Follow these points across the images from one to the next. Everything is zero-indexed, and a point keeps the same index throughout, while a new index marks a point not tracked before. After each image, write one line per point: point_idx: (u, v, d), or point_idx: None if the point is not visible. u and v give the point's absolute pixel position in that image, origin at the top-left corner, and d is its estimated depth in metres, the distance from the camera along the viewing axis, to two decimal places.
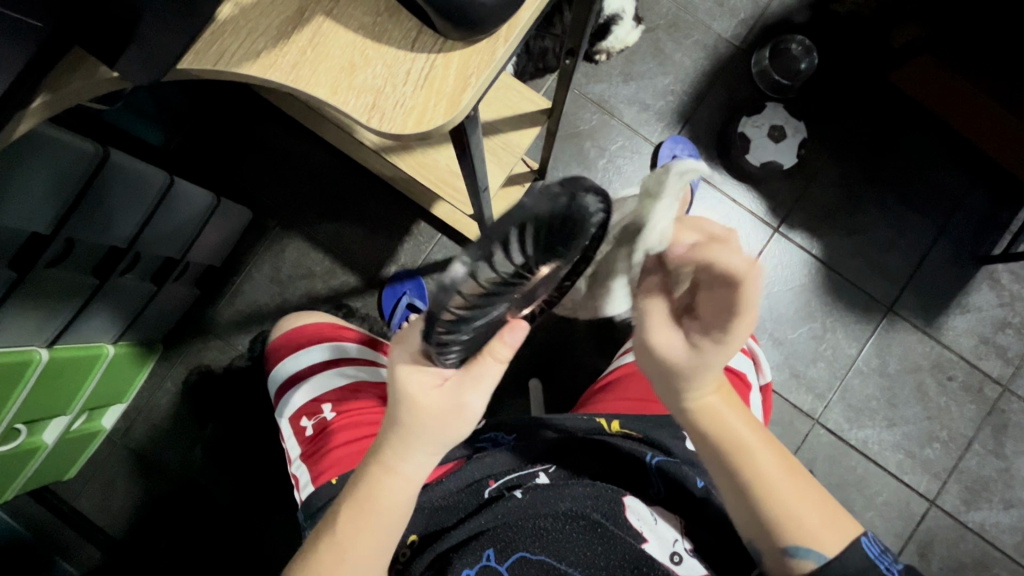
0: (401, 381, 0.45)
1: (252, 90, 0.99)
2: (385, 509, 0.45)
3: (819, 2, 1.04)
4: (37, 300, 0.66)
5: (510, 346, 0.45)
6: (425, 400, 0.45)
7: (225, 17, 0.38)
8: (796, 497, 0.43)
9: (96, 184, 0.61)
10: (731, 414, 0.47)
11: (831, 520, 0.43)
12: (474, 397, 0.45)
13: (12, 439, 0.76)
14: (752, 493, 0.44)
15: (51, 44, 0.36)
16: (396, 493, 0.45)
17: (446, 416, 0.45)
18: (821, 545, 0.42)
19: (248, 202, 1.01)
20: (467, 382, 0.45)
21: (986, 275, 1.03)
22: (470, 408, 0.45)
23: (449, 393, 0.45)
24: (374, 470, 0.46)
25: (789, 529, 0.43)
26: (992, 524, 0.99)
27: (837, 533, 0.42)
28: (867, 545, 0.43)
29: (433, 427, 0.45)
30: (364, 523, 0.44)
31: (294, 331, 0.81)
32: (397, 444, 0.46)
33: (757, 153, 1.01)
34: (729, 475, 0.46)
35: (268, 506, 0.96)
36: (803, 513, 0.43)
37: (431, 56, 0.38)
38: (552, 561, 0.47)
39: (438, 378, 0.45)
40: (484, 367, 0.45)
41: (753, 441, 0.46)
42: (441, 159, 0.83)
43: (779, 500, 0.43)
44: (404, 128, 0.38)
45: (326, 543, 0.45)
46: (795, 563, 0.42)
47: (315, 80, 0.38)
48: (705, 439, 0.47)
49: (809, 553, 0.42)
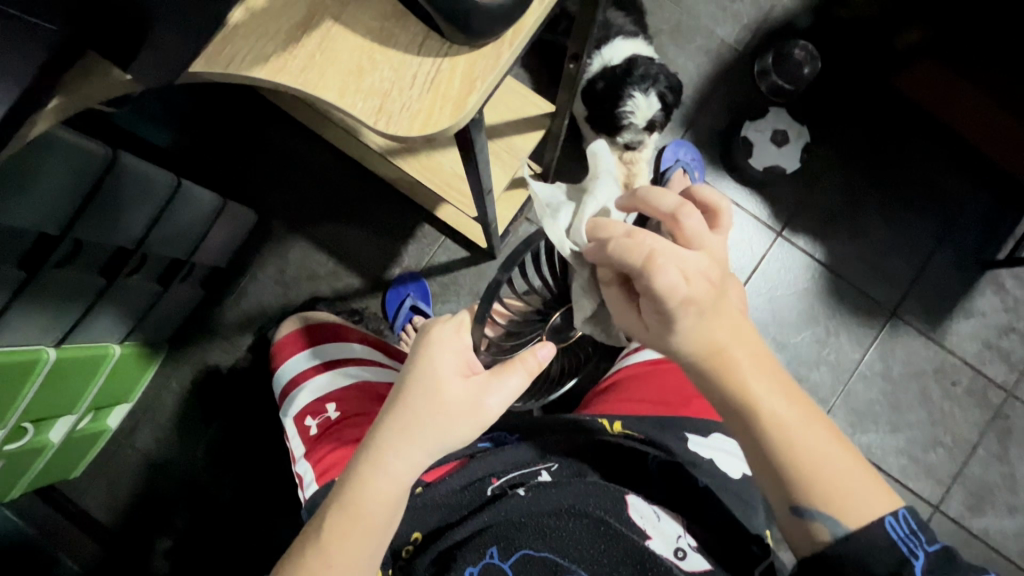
0: (431, 360, 0.47)
1: (258, 93, 1.00)
2: (375, 510, 0.44)
3: (823, 8, 1.04)
4: (45, 301, 0.67)
5: (539, 360, 0.49)
6: (448, 389, 0.46)
7: (236, 22, 0.39)
8: (814, 459, 0.41)
9: (105, 184, 0.62)
10: (751, 360, 0.43)
11: (855, 490, 0.40)
12: (494, 399, 0.47)
13: (20, 437, 0.77)
14: (774, 455, 0.41)
15: (67, 49, 0.36)
16: (385, 494, 0.44)
17: (463, 410, 0.46)
18: (841, 514, 0.40)
19: (254, 204, 1.02)
20: (492, 383, 0.47)
21: (990, 280, 1.03)
22: (488, 408, 0.47)
23: (474, 391, 0.47)
24: (363, 469, 0.45)
25: (805, 494, 0.40)
26: (997, 530, 0.99)
27: (860, 502, 0.40)
28: (894, 526, 0.40)
29: (445, 423, 0.46)
30: (352, 524, 0.43)
31: (303, 329, 0.82)
32: (397, 438, 0.45)
33: (758, 158, 1.00)
34: (744, 434, 0.42)
35: (272, 507, 0.97)
36: (825, 481, 0.40)
37: (438, 60, 0.39)
38: (558, 558, 0.47)
39: (467, 373, 0.48)
40: (512, 374, 0.48)
41: (772, 387, 0.42)
42: (445, 162, 0.83)
43: (790, 459, 0.41)
44: (411, 131, 0.39)
45: (312, 548, 0.43)
46: (812, 529, 0.40)
47: (324, 82, 0.39)
48: (716, 395, 0.43)
49: (825, 520, 0.40)
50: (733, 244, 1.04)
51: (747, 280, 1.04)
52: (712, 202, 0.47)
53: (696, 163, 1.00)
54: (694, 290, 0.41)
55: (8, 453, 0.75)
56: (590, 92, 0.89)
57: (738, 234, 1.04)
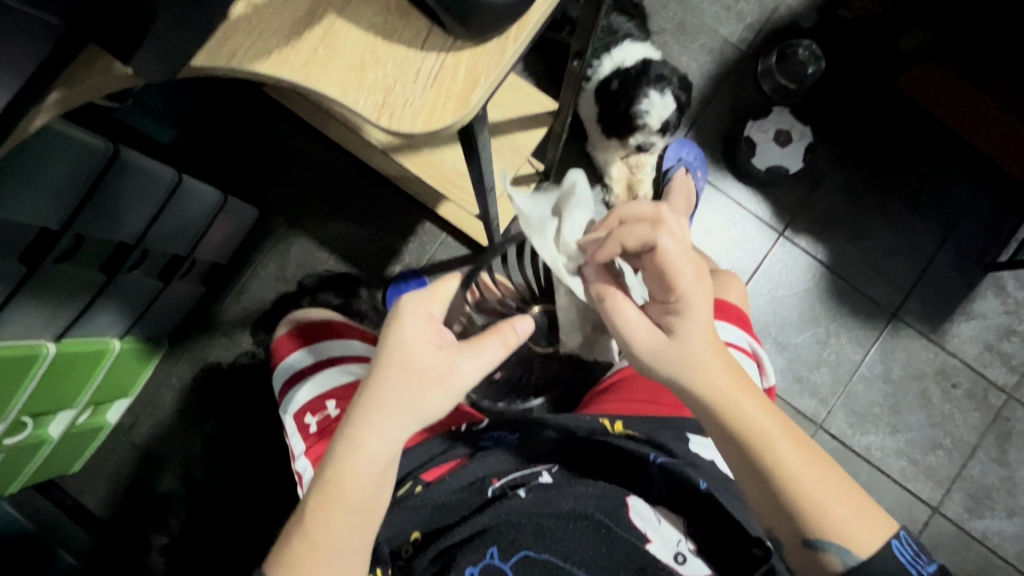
0: (405, 331, 0.47)
1: (260, 89, 1.00)
2: (355, 492, 0.43)
3: (827, 7, 1.04)
4: (44, 296, 0.67)
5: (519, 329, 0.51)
6: (423, 359, 0.47)
7: (238, 16, 0.39)
8: (817, 492, 0.44)
9: (105, 179, 0.62)
10: (751, 404, 0.47)
11: (858, 518, 0.43)
12: (468, 364, 0.48)
13: (18, 432, 0.76)
14: (779, 485, 0.44)
15: (67, 42, 0.36)
16: (363, 471, 0.43)
17: (437, 375, 0.47)
18: (851, 542, 0.42)
19: (254, 200, 1.02)
20: (467, 350, 0.48)
21: (991, 283, 1.03)
22: (463, 375, 0.48)
23: (448, 356, 0.48)
24: (340, 447, 0.44)
25: (813, 523, 0.43)
26: (996, 533, 0.99)
27: (864, 531, 0.43)
28: (899, 549, 0.42)
29: (421, 389, 0.46)
30: (333, 508, 0.42)
31: (303, 326, 0.82)
32: (372, 407, 0.45)
33: (762, 158, 0.99)
34: (751, 469, 0.46)
35: (271, 504, 0.97)
36: (830, 511, 0.43)
37: (441, 55, 0.39)
38: (558, 560, 0.47)
39: (439, 343, 0.48)
40: (488, 342, 0.50)
41: (772, 424, 0.46)
42: (448, 159, 0.83)
43: (797, 493, 0.44)
44: (413, 126, 0.39)
45: (297, 537, 0.42)
46: (822, 557, 0.43)
47: (326, 78, 0.39)
48: (722, 432, 0.47)
49: (835, 549, 0.42)
50: (735, 243, 1.04)
51: (749, 280, 1.04)
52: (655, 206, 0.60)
53: (699, 162, 1.00)
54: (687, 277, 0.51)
55: (7, 447, 0.75)
56: (604, 94, 0.89)
57: (739, 234, 1.04)
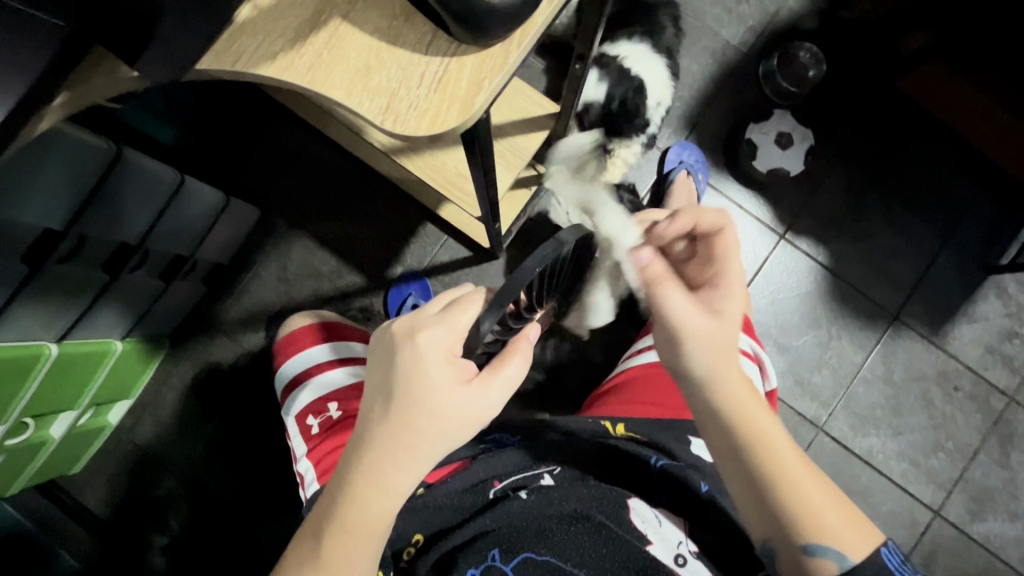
0: (426, 371, 0.44)
1: (262, 90, 1.00)
2: (377, 526, 0.43)
3: (828, 10, 1.04)
4: (45, 296, 0.67)
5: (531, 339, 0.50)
6: (448, 402, 0.44)
7: (244, 19, 0.39)
8: (811, 495, 0.43)
9: (108, 181, 0.62)
10: (754, 405, 0.48)
11: (852, 525, 0.42)
12: (495, 397, 0.47)
13: (21, 433, 0.77)
14: (775, 488, 0.44)
15: (73, 45, 0.36)
16: (385, 508, 0.43)
17: (464, 414, 0.45)
18: (845, 546, 0.41)
19: (256, 201, 1.02)
20: (490, 381, 0.47)
21: (993, 285, 1.03)
22: (490, 408, 0.47)
23: (476, 393, 0.46)
24: (360, 491, 0.43)
25: (807, 527, 0.42)
26: (997, 536, 0.99)
27: (858, 537, 0.42)
28: (889, 556, 0.42)
29: (448, 428, 0.45)
30: (354, 547, 0.43)
31: (303, 328, 0.81)
32: (396, 452, 0.43)
33: (763, 160, 1.00)
34: (750, 468, 0.45)
35: (272, 504, 0.97)
36: (825, 515, 0.43)
37: (446, 59, 0.39)
38: (558, 561, 0.47)
39: (463, 378, 0.46)
40: (511, 369, 0.48)
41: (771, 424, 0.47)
42: (450, 161, 0.83)
43: (788, 496, 0.43)
44: (417, 130, 0.39)
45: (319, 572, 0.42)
46: (816, 563, 0.42)
47: (330, 81, 0.39)
48: (724, 431, 0.47)
49: (832, 554, 0.41)
50: None
51: (750, 282, 1.04)
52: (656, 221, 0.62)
53: (700, 165, 1.00)
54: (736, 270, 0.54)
55: (10, 447, 0.75)
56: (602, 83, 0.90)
57: (741, 236, 1.04)
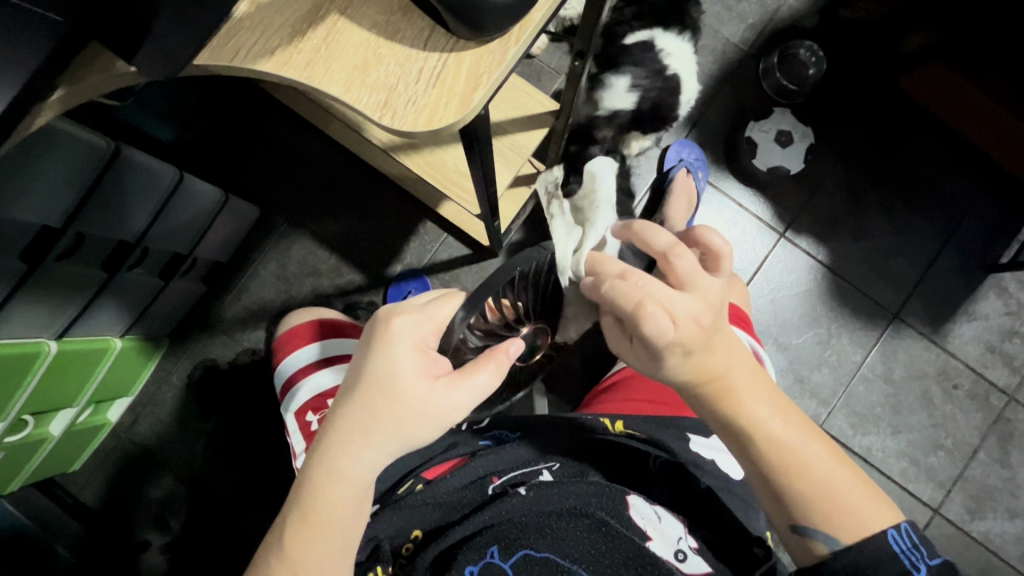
0: (395, 357, 0.45)
1: (261, 88, 1.00)
2: (333, 517, 0.43)
3: (829, 8, 1.04)
4: (44, 294, 0.67)
5: (511, 355, 0.49)
6: (413, 394, 0.45)
7: (241, 14, 0.39)
8: (806, 479, 0.44)
9: (106, 178, 0.62)
10: (746, 384, 0.47)
11: (852, 505, 0.43)
12: (459, 399, 0.46)
13: (20, 430, 0.77)
14: (771, 473, 0.44)
15: (71, 40, 0.36)
16: (342, 497, 0.44)
17: (426, 413, 0.45)
18: (837, 531, 0.42)
19: (256, 199, 1.02)
20: (457, 383, 0.46)
21: (993, 284, 1.03)
22: (453, 410, 0.46)
23: (438, 391, 0.45)
24: (320, 474, 0.44)
25: (805, 510, 0.43)
26: (997, 534, 0.99)
27: (853, 520, 0.42)
28: (895, 539, 0.42)
29: (407, 424, 0.45)
30: (313, 533, 0.42)
31: (303, 324, 0.81)
32: (355, 440, 0.44)
33: (763, 158, 1.00)
34: (745, 454, 0.46)
35: (272, 502, 0.97)
36: (822, 498, 0.43)
37: (444, 55, 0.39)
38: (558, 558, 0.47)
39: (432, 372, 0.46)
40: (478, 376, 0.47)
41: (766, 405, 0.46)
42: (449, 159, 0.83)
43: (785, 480, 0.44)
44: (416, 126, 0.39)
45: (275, 554, 0.42)
46: (809, 543, 0.43)
47: (329, 76, 0.39)
48: (716, 418, 0.47)
49: (824, 537, 0.43)
50: (736, 244, 1.04)
51: (750, 280, 1.04)
52: (715, 248, 0.53)
53: (700, 164, 1.00)
54: (682, 334, 0.45)
55: (9, 445, 0.75)
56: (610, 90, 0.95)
57: (741, 235, 1.04)
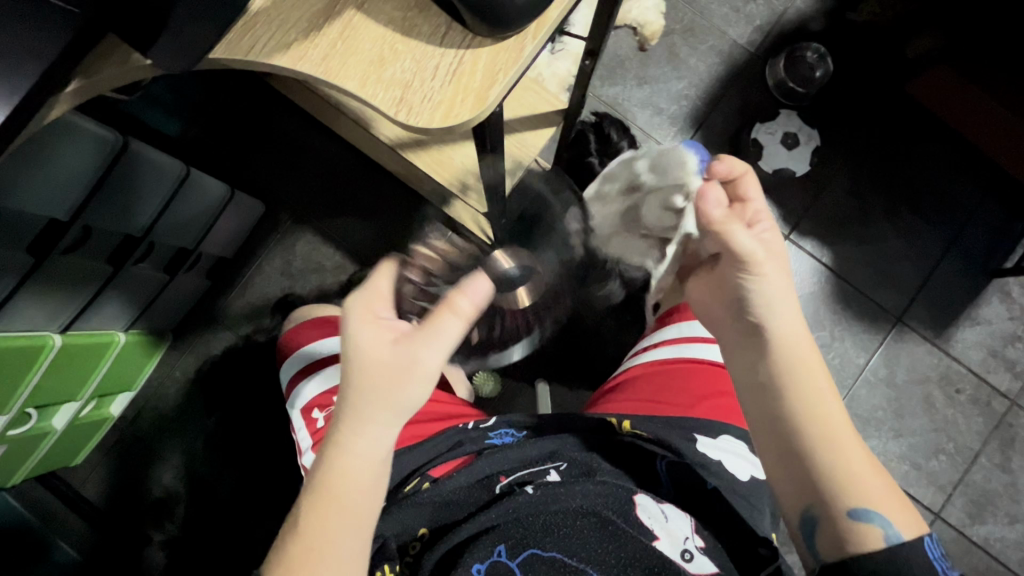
0: (353, 335, 0.46)
1: (267, 83, 0.99)
2: (350, 492, 0.43)
3: (835, 10, 1.04)
4: (50, 288, 0.67)
5: (472, 302, 0.47)
6: (378, 350, 0.45)
7: (257, 8, 0.39)
8: (861, 470, 0.44)
9: (114, 172, 0.62)
10: (823, 377, 0.48)
11: (893, 502, 0.43)
12: (429, 352, 0.46)
13: (23, 423, 0.77)
14: (817, 458, 0.45)
15: (87, 31, 0.36)
16: (361, 474, 0.44)
17: (402, 367, 0.45)
18: (891, 520, 0.42)
19: (261, 195, 1.02)
20: (424, 334, 0.46)
21: (996, 288, 1.03)
22: (426, 361, 0.45)
23: (405, 346, 0.45)
24: (328, 450, 0.44)
25: (849, 497, 0.44)
26: (998, 539, 0.99)
27: (904, 514, 0.43)
28: (930, 546, 0.42)
29: (387, 383, 0.45)
30: (327, 510, 0.43)
31: (311, 320, 0.81)
32: (353, 417, 0.44)
33: (769, 160, 1.02)
34: (791, 440, 0.47)
35: (273, 498, 0.97)
36: (864, 486, 0.44)
37: (460, 52, 0.39)
38: (565, 558, 0.47)
39: (394, 335, 0.46)
40: (441, 324, 0.46)
41: (833, 400, 0.47)
42: (456, 157, 0.83)
43: (838, 466, 0.45)
44: (431, 122, 0.39)
45: (293, 535, 0.43)
46: (861, 531, 0.43)
47: (344, 72, 0.39)
48: (772, 407, 0.49)
49: (875, 523, 0.43)
50: None
51: None
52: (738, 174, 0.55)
53: None
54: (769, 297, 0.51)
55: (11, 437, 0.75)
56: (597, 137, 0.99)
57: None
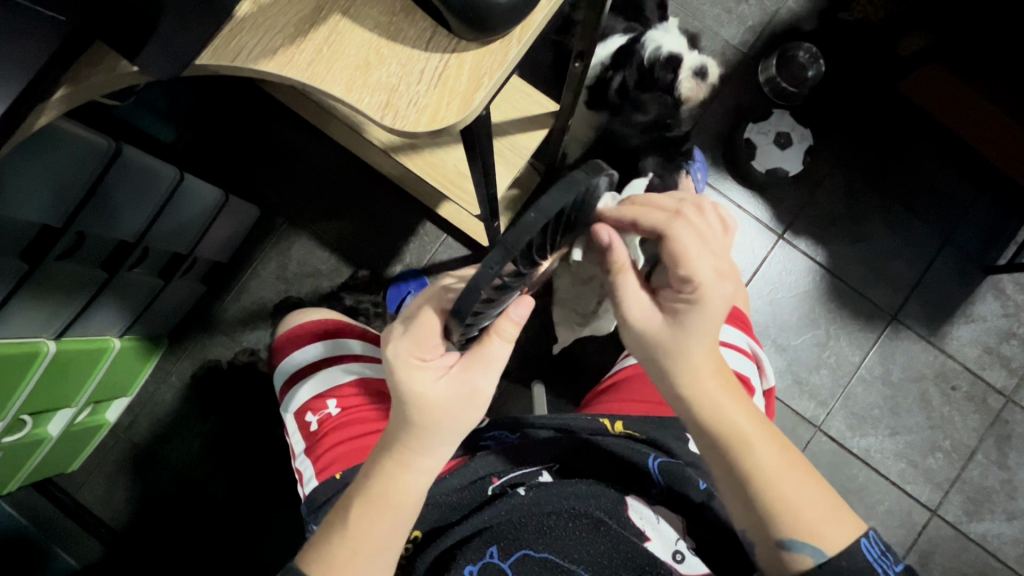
0: (404, 383, 0.46)
1: (260, 89, 1.00)
2: (403, 501, 0.46)
3: (827, 10, 1.04)
4: (44, 294, 0.67)
5: (516, 323, 0.46)
6: (436, 393, 0.46)
7: (244, 15, 0.39)
8: (794, 498, 0.44)
9: (106, 178, 0.62)
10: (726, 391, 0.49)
11: (829, 521, 0.44)
12: (481, 378, 0.47)
13: (17, 430, 0.77)
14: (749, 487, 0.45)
15: (74, 37, 0.36)
16: (411, 485, 0.46)
17: (455, 405, 0.46)
18: (824, 542, 0.43)
19: (255, 200, 1.02)
20: (478, 365, 0.47)
21: (991, 285, 1.03)
22: (481, 390, 0.47)
23: (459, 379, 0.46)
24: (389, 466, 0.47)
25: (783, 525, 0.44)
26: (995, 535, 0.99)
27: (835, 531, 0.43)
28: (867, 547, 0.43)
29: (445, 417, 0.46)
30: (382, 518, 0.45)
31: (297, 327, 0.80)
32: (415, 442, 0.47)
33: (762, 160, 1.00)
34: (725, 468, 0.47)
35: (271, 501, 0.98)
36: (801, 511, 0.44)
37: (445, 56, 0.39)
38: (559, 560, 0.47)
39: (445, 368, 0.47)
40: (491, 349, 0.47)
41: (759, 433, 0.47)
42: (449, 159, 0.83)
43: (772, 494, 0.45)
44: (418, 126, 0.39)
45: (337, 535, 0.45)
46: (792, 559, 0.43)
47: (331, 77, 0.39)
48: (698, 427, 0.49)
49: (807, 549, 0.43)
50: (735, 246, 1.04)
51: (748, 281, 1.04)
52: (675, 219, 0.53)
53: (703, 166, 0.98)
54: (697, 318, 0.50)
55: (7, 444, 0.76)
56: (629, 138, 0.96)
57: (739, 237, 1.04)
